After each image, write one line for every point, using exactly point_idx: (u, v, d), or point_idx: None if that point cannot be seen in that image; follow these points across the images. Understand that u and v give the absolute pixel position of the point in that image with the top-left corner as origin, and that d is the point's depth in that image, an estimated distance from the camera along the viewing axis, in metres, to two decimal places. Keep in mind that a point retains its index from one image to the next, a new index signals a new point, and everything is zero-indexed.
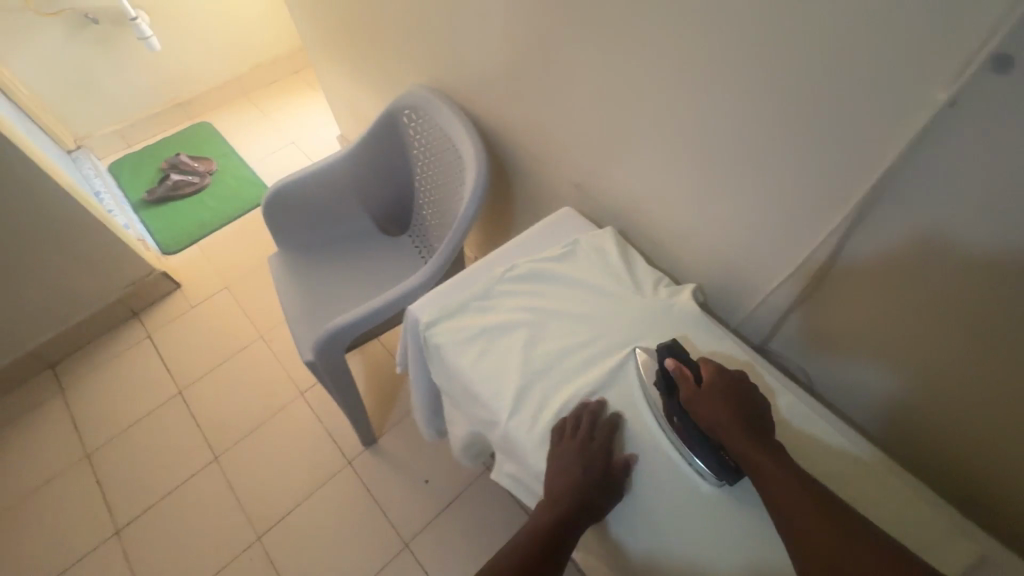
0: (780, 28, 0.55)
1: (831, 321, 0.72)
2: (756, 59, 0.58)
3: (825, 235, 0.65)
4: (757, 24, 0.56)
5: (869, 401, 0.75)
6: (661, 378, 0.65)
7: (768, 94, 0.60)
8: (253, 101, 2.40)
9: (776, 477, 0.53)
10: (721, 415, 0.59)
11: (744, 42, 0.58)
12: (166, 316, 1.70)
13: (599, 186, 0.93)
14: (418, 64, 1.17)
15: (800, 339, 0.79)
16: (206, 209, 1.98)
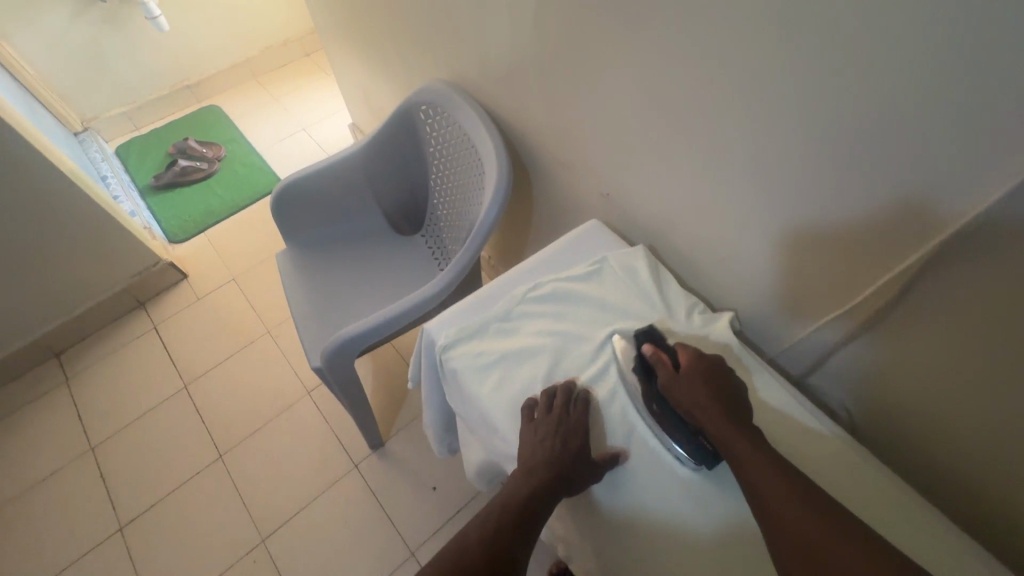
0: (846, 50, 0.48)
1: (879, 370, 0.66)
2: (815, 81, 0.52)
3: (883, 279, 0.58)
4: (819, 44, 0.50)
5: (922, 455, 0.68)
6: (637, 364, 0.66)
7: (827, 120, 0.53)
8: (264, 85, 2.34)
9: (746, 458, 0.54)
10: (695, 396, 0.60)
11: (802, 62, 0.52)
12: (173, 307, 1.67)
13: (629, 198, 0.87)
14: (438, 57, 1.11)
15: (839, 384, 0.72)
16: (214, 197, 1.94)
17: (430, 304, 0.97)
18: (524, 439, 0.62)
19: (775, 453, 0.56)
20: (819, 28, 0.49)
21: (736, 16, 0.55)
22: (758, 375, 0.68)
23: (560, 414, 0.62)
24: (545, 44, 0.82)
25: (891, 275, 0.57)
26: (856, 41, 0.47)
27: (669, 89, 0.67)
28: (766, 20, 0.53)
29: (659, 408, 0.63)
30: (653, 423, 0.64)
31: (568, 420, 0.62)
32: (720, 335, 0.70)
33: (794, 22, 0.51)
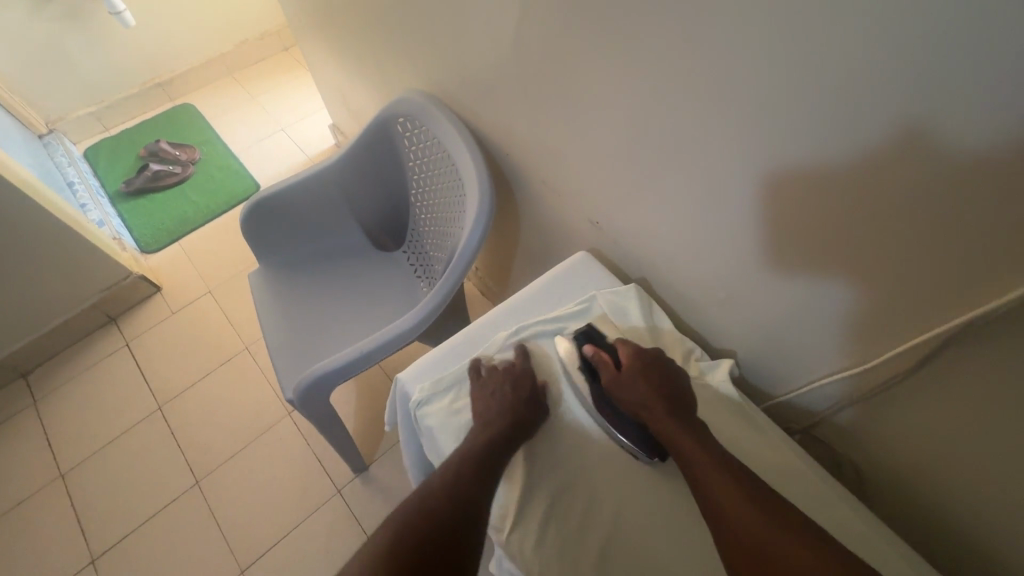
0: (873, 91, 0.41)
1: (892, 437, 0.60)
2: (835, 121, 0.45)
3: (907, 343, 0.52)
4: (841, 80, 0.43)
5: (942, 529, 0.60)
6: (582, 365, 0.66)
7: (848, 164, 0.46)
8: (241, 81, 2.23)
9: (690, 456, 0.55)
10: (639, 393, 0.61)
11: (819, 99, 0.45)
12: (146, 322, 1.59)
13: (620, 228, 0.81)
14: (416, 66, 1.03)
15: (846, 443, 0.66)
16: (189, 203, 1.85)
17: (409, 336, 0.90)
18: (473, 405, 0.64)
19: (718, 449, 0.56)
20: (842, 63, 0.42)
21: (743, 43, 0.48)
22: (761, 433, 0.62)
23: (503, 374, 0.65)
24: (528, 58, 0.74)
25: (915, 340, 0.51)
26: (885, 81, 0.40)
27: (666, 116, 0.60)
28: (778, 49, 0.46)
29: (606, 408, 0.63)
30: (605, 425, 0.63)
31: (511, 379, 0.64)
32: (718, 387, 0.65)
33: (812, 54, 0.44)
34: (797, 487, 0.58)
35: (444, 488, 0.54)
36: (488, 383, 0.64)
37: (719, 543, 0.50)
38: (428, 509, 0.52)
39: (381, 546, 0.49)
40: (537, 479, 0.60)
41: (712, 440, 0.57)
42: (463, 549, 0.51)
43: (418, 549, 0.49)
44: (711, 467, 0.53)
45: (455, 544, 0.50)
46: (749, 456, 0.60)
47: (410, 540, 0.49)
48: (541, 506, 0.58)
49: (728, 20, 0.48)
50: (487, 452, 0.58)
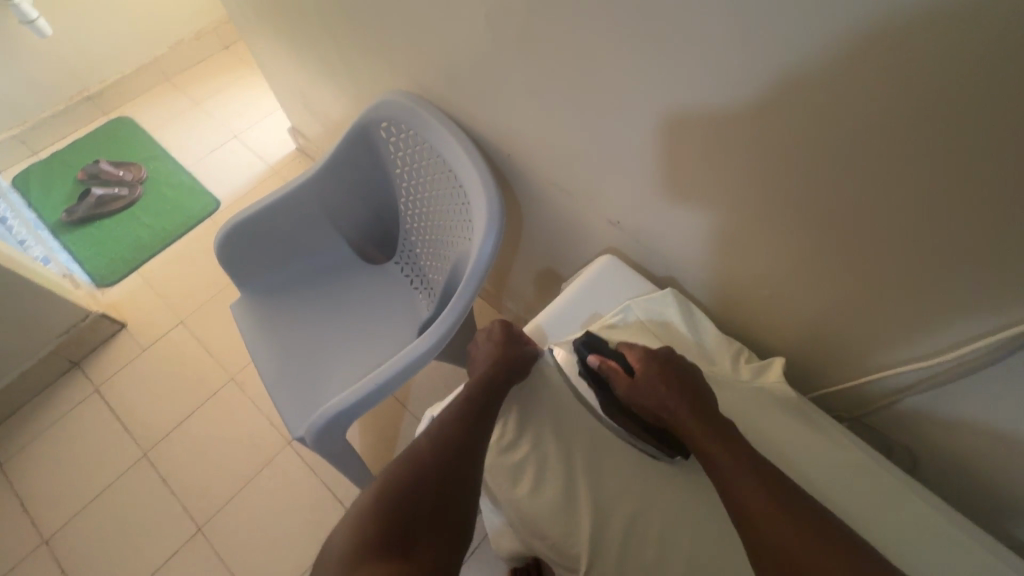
0: (976, 81, 0.38)
1: (960, 421, 0.59)
2: (922, 113, 0.41)
3: (992, 333, 0.50)
4: (933, 69, 0.39)
5: (1006, 499, 0.61)
6: (586, 376, 0.64)
7: (933, 157, 0.43)
8: (180, 86, 2.05)
9: (720, 462, 0.52)
10: (659, 399, 0.59)
11: (904, 91, 0.41)
12: (115, 363, 1.47)
13: (644, 227, 0.77)
14: (393, 67, 0.95)
15: (897, 428, 0.66)
16: (142, 227, 1.70)
17: (426, 358, 0.86)
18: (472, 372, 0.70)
19: (750, 450, 0.53)
20: (939, 53, 0.38)
21: (811, 32, 0.43)
22: (828, 432, 0.60)
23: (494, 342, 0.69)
24: (533, 54, 0.68)
25: (1001, 331, 0.49)
26: (993, 69, 0.36)
27: (704, 112, 0.56)
28: (855, 37, 0.41)
29: (621, 416, 0.62)
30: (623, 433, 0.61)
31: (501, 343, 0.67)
32: (775, 388, 0.63)
33: (897, 43, 0.39)
34: (874, 482, 0.57)
35: (429, 440, 0.60)
36: (486, 350, 0.69)
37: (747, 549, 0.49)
38: (418, 461, 0.58)
39: (376, 492, 0.56)
40: (610, 509, 0.56)
41: (743, 440, 0.54)
42: (451, 495, 0.55)
43: (407, 497, 0.55)
44: (745, 476, 0.51)
45: (443, 490, 0.55)
46: (824, 456, 0.58)
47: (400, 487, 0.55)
48: (615, 538, 0.55)
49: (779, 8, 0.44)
50: (471, 407, 0.62)
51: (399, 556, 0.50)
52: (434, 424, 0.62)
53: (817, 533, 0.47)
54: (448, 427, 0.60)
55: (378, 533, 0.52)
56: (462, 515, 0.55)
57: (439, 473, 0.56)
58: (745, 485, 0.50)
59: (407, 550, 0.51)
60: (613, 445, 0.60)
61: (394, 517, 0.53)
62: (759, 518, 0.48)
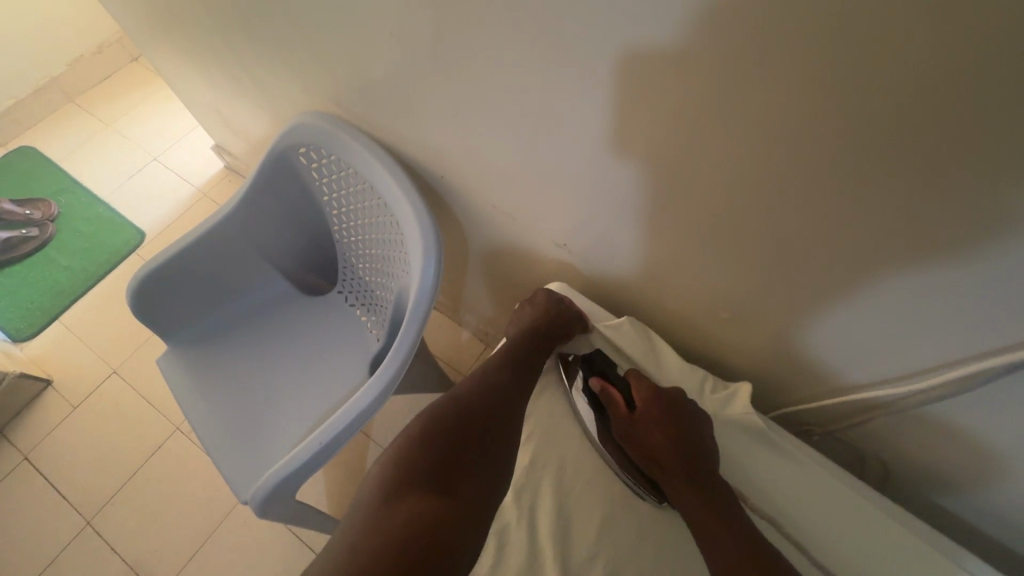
0: (936, 86, 0.33)
1: (933, 429, 0.57)
2: (890, 125, 0.37)
3: (984, 362, 0.47)
4: (880, 78, 0.35)
5: (978, 501, 0.60)
6: (591, 403, 0.61)
7: (904, 170, 0.39)
8: (86, 108, 1.86)
9: (715, 525, 0.49)
10: (652, 441, 0.56)
11: (869, 100, 0.36)
12: (45, 425, 1.34)
13: (593, 247, 0.72)
14: (306, 84, 0.86)
15: (870, 443, 0.64)
16: (60, 269, 1.55)
17: (377, 404, 0.80)
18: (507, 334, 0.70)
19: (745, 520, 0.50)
20: (908, 56, 0.33)
21: (749, 37, 0.38)
22: (802, 455, 0.57)
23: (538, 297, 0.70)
24: (452, 68, 0.61)
25: (998, 357, 0.46)
26: (970, 76, 0.32)
27: (638, 128, 0.51)
28: (809, 42, 0.36)
29: (619, 455, 0.58)
30: (612, 463, 0.57)
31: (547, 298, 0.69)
32: (742, 419, 0.59)
33: (855, 51, 0.34)
34: (852, 508, 0.54)
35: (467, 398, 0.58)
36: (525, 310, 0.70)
37: None
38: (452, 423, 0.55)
39: (416, 431, 0.55)
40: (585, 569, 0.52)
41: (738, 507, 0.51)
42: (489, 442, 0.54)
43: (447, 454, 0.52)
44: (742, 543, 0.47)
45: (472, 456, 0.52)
46: (798, 485, 0.55)
47: (437, 430, 0.54)
48: None
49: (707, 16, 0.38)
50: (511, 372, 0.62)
51: (438, 490, 0.49)
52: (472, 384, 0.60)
53: None
54: (489, 382, 0.60)
55: (415, 472, 0.50)
56: (501, 461, 0.53)
57: (471, 439, 0.54)
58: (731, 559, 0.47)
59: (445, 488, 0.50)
60: (580, 497, 0.56)
61: (432, 456, 0.52)
62: None
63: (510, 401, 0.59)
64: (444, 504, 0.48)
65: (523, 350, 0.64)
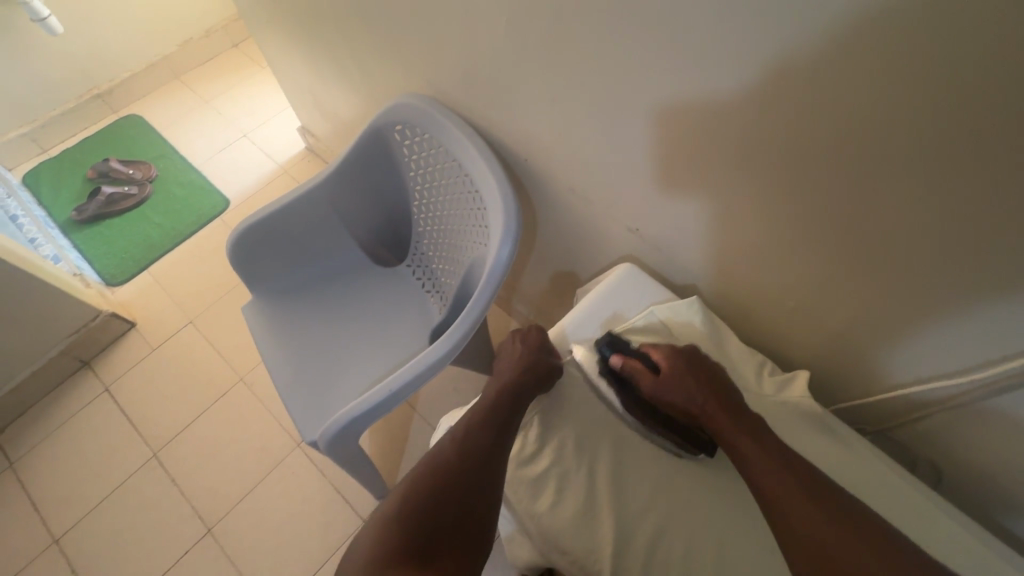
0: (1013, 97, 0.37)
1: (986, 434, 0.58)
2: (966, 131, 0.40)
3: None
4: (961, 87, 0.39)
5: None
6: (608, 377, 0.64)
7: (977, 174, 0.42)
8: (189, 85, 2.05)
9: (752, 460, 0.53)
10: (686, 394, 0.59)
11: (958, 105, 0.40)
12: (126, 362, 1.47)
13: (662, 235, 0.77)
14: (407, 69, 0.94)
15: (923, 443, 0.65)
16: (152, 226, 1.70)
17: (440, 365, 0.86)
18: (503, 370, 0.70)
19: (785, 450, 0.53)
20: (1002, 67, 0.36)
21: (840, 44, 0.42)
22: (852, 444, 0.60)
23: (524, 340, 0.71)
24: (552, 60, 0.67)
25: None
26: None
27: (721, 124, 0.56)
28: (906, 49, 0.39)
29: (645, 413, 0.62)
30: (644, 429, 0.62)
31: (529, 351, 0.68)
32: (798, 404, 0.62)
33: (949, 59, 0.38)
34: (900, 502, 0.56)
35: (455, 449, 0.60)
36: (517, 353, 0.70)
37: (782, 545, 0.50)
38: (439, 479, 0.57)
39: (409, 484, 0.58)
40: (635, 521, 0.57)
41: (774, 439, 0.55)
42: (474, 500, 0.56)
43: (430, 513, 0.55)
44: (778, 472, 0.51)
45: (455, 517, 0.55)
46: (848, 472, 0.58)
47: (426, 487, 0.57)
48: (638, 555, 0.55)
49: (802, 24, 0.43)
50: (499, 419, 0.62)
51: (420, 558, 0.52)
52: (461, 429, 0.62)
53: (854, 535, 0.47)
54: (474, 430, 0.61)
55: (404, 532, 0.53)
56: (483, 517, 0.56)
57: (456, 498, 0.56)
58: (772, 476, 0.51)
59: (426, 557, 0.52)
60: (632, 460, 0.60)
61: (421, 514, 0.55)
62: (801, 521, 0.49)
63: (492, 451, 0.59)
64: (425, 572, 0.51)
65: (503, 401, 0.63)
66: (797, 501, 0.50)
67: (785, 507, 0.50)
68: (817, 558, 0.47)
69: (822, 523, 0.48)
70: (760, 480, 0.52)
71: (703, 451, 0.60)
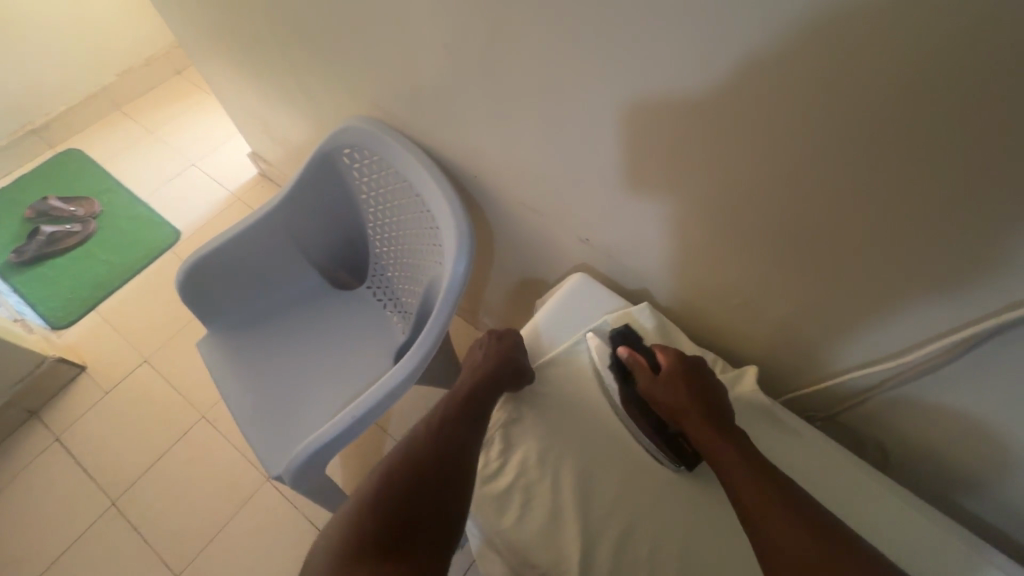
0: (899, 95, 0.41)
1: (921, 409, 0.62)
2: (864, 128, 0.44)
3: (955, 335, 0.53)
4: (852, 89, 0.42)
5: (970, 480, 0.64)
6: (615, 367, 0.66)
7: (880, 168, 0.46)
8: (131, 115, 1.98)
9: (727, 462, 0.53)
10: (674, 399, 0.60)
11: (857, 103, 0.43)
12: (78, 409, 1.40)
13: (611, 243, 0.79)
14: (351, 92, 0.94)
15: (868, 424, 0.69)
16: (100, 263, 1.64)
17: (404, 386, 0.85)
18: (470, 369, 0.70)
19: (762, 459, 0.53)
20: (889, 67, 0.40)
21: (747, 52, 0.46)
22: (801, 431, 0.62)
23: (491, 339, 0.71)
24: (491, 77, 0.69)
25: (965, 328, 0.52)
26: (955, 84, 0.38)
27: (654, 131, 0.58)
28: (806, 53, 0.43)
29: (637, 412, 0.63)
30: (635, 428, 0.63)
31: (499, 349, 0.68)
32: (750, 399, 0.64)
33: (854, 60, 0.41)
34: (846, 481, 0.59)
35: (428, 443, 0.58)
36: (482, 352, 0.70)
37: (754, 545, 0.49)
38: (412, 469, 0.55)
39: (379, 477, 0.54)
40: (602, 524, 0.58)
41: (753, 450, 0.55)
42: (451, 487, 0.54)
43: (404, 503, 0.51)
44: (752, 475, 0.51)
45: (430, 507, 0.52)
46: (799, 459, 0.60)
47: (398, 477, 0.54)
48: (607, 556, 0.56)
49: (713, 37, 0.46)
50: (473, 412, 0.62)
51: (394, 551, 0.48)
52: (434, 424, 0.61)
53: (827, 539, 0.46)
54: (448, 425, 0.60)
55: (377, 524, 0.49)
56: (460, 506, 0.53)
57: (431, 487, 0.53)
58: (748, 479, 0.51)
59: (399, 550, 0.48)
60: (596, 462, 0.61)
61: (393, 504, 0.51)
62: (774, 523, 0.48)
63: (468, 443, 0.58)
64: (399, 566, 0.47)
65: (477, 395, 0.64)
66: (772, 504, 0.49)
67: (763, 517, 0.49)
68: (785, 556, 0.46)
69: (795, 526, 0.47)
70: (736, 480, 0.52)
71: (683, 464, 0.60)
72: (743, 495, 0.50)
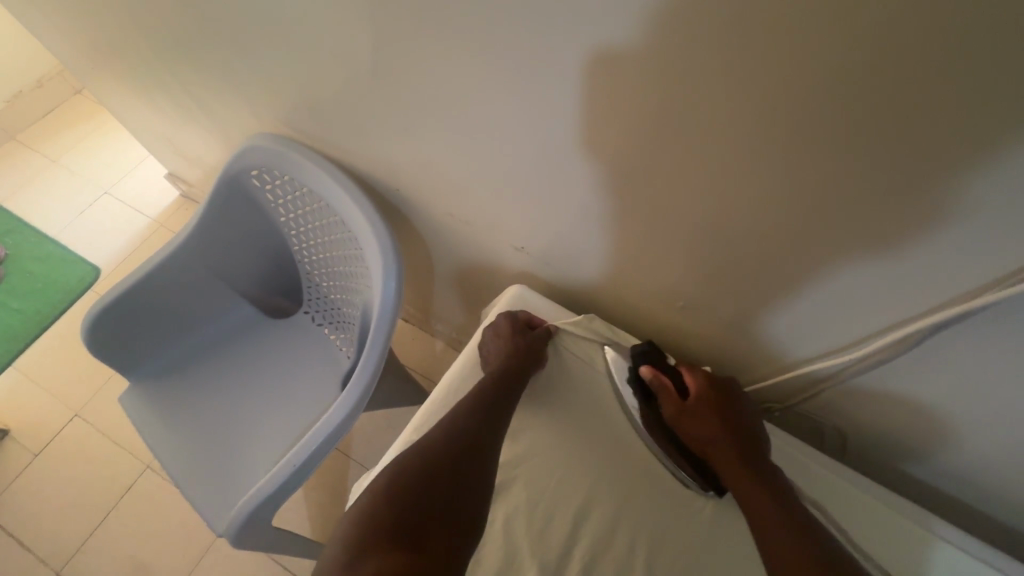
0: (811, 78, 0.37)
1: (870, 391, 0.61)
2: (780, 115, 0.40)
3: (904, 328, 0.51)
4: (763, 74, 0.38)
5: (924, 451, 0.63)
6: (638, 387, 0.65)
7: (801, 157, 0.43)
8: (29, 145, 1.80)
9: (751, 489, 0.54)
10: (705, 424, 0.60)
11: (769, 89, 0.39)
12: (5, 477, 1.27)
13: (547, 247, 0.74)
14: (250, 106, 0.86)
15: (822, 409, 0.67)
16: (11, 313, 1.49)
17: (347, 424, 0.79)
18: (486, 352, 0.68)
19: (787, 489, 0.54)
20: (796, 48, 0.36)
21: (649, 40, 0.41)
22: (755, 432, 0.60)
23: (509, 323, 0.70)
24: (390, 82, 0.62)
25: (912, 320, 0.50)
26: (867, 67, 0.35)
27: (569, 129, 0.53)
28: (709, 38, 0.38)
29: (659, 433, 0.63)
30: (658, 449, 0.63)
31: (510, 335, 0.68)
32: None
33: (760, 45, 0.37)
34: None
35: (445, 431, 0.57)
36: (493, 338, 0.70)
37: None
38: (430, 454, 0.54)
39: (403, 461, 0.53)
40: (562, 557, 0.56)
41: (781, 480, 0.55)
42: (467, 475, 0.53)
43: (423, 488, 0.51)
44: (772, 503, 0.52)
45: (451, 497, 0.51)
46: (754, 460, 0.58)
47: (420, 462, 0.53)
48: None
49: (611, 25, 0.41)
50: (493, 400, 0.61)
51: (414, 542, 0.47)
52: (454, 411, 0.60)
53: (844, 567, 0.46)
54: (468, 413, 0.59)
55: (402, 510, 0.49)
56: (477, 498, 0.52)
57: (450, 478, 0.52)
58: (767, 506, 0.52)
59: (417, 544, 0.47)
60: None
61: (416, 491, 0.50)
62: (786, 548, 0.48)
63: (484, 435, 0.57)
64: (418, 562, 0.45)
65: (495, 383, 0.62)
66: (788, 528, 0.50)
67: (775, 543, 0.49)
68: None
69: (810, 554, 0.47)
70: (757, 508, 0.52)
71: (709, 488, 0.60)
72: (773, 535, 0.50)
